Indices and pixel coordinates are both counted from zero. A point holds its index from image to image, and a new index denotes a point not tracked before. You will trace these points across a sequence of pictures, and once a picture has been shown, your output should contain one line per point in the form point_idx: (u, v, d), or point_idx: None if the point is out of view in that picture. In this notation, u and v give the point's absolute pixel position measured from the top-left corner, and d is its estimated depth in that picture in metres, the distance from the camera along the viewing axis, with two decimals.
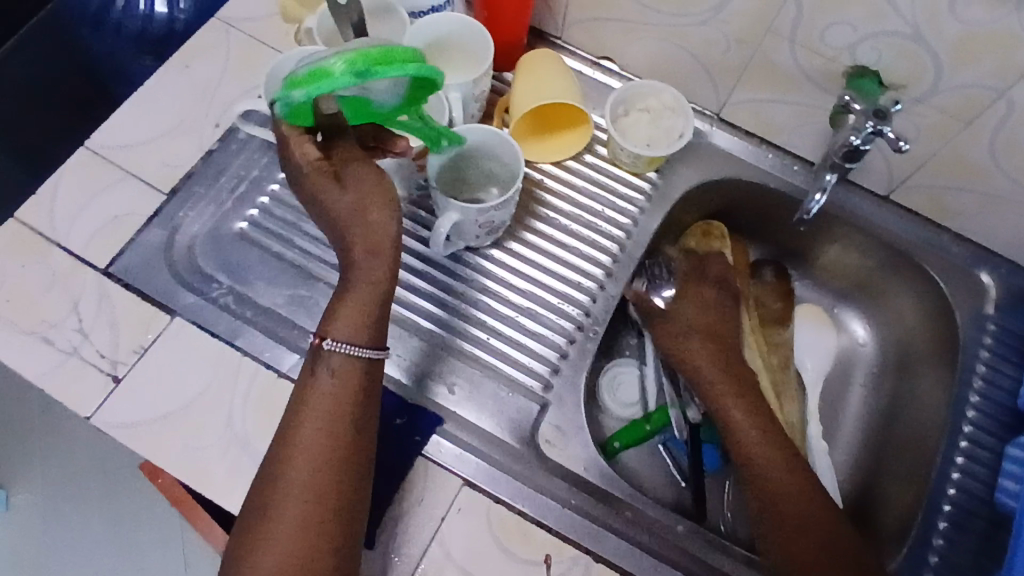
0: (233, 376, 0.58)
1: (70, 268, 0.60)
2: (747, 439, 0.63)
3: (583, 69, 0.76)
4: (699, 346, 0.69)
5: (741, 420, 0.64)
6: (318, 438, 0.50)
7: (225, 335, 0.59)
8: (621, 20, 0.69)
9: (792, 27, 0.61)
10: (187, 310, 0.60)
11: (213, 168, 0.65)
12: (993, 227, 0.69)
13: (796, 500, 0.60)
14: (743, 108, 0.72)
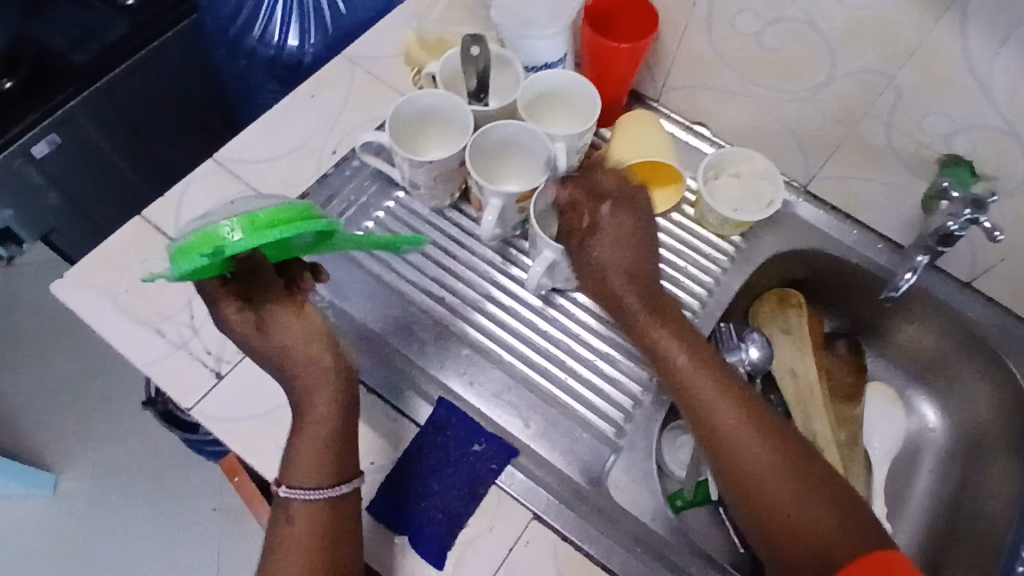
0: None
1: None
2: (725, 425, 0.56)
3: (677, 131, 0.78)
4: (673, 334, 0.60)
5: (723, 408, 0.56)
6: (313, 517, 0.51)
7: None
8: (720, 90, 0.72)
9: (890, 111, 0.63)
10: None
11: (326, 190, 0.69)
12: None
13: (784, 494, 0.53)
14: (832, 183, 0.73)
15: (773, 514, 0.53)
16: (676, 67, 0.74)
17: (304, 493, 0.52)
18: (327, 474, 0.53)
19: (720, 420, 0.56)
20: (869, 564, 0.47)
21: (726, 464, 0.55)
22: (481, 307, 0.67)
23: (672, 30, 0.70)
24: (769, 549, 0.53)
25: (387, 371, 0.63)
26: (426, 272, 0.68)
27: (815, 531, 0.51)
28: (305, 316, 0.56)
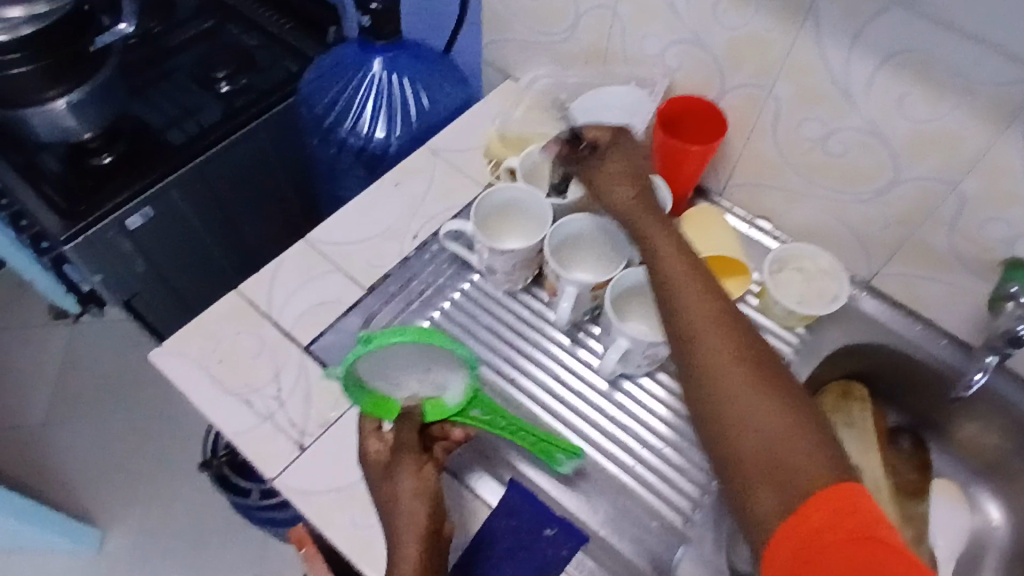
0: None
1: (278, 340, 0.68)
2: (702, 327, 0.54)
3: (740, 224, 0.81)
4: (675, 249, 0.60)
5: (717, 334, 0.53)
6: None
7: None
8: (782, 188, 0.76)
9: (953, 216, 0.65)
10: None
11: (407, 272, 0.73)
12: None
13: (760, 419, 0.49)
14: (894, 281, 0.75)
15: (738, 436, 0.49)
16: (740, 165, 0.78)
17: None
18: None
19: (710, 339, 0.53)
20: (835, 497, 0.43)
21: (709, 400, 0.51)
22: (550, 389, 0.69)
23: (740, 132, 0.74)
24: (753, 490, 0.47)
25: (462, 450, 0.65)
26: (497, 352, 0.70)
27: (788, 454, 0.47)
28: (423, 474, 0.57)
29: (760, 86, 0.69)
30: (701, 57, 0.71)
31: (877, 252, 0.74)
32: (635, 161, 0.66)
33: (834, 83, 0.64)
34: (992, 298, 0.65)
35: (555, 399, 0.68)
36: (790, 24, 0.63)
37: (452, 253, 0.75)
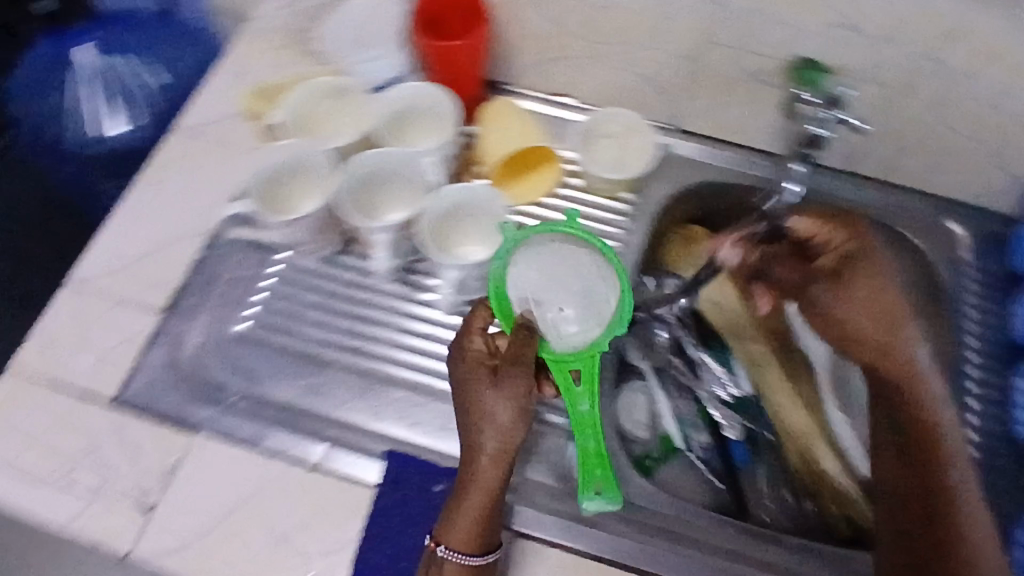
0: (267, 477, 0.57)
1: (81, 404, 0.59)
2: (920, 388, 0.57)
3: (538, 107, 0.76)
4: (867, 307, 0.58)
5: (928, 383, 0.57)
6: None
7: (249, 440, 0.58)
8: (568, 58, 0.72)
9: (732, 35, 0.65)
10: (206, 422, 0.59)
11: (205, 275, 0.65)
12: (952, 185, 0.70)
13: (915, 487, 0.55)
14: (702, 118, 0.73)
15: (927, 436, 0.56)
16: (519, 48, 0.73)
17: (461, 559, 0.50)
18: (478, 544, 0.51)
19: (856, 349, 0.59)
20: None
21: (901, 406, 0.57)
22: (400, 344, 0.64)
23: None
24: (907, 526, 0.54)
25: (322, 442, 0.58)
26: (331, 327, 0.64)
27: (929, 478, 0.55)
28: (522, 363, 0.55)
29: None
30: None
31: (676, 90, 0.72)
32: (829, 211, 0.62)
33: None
34: (789, 104, 0.63)
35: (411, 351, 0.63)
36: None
37: (246, 239, 0.67)
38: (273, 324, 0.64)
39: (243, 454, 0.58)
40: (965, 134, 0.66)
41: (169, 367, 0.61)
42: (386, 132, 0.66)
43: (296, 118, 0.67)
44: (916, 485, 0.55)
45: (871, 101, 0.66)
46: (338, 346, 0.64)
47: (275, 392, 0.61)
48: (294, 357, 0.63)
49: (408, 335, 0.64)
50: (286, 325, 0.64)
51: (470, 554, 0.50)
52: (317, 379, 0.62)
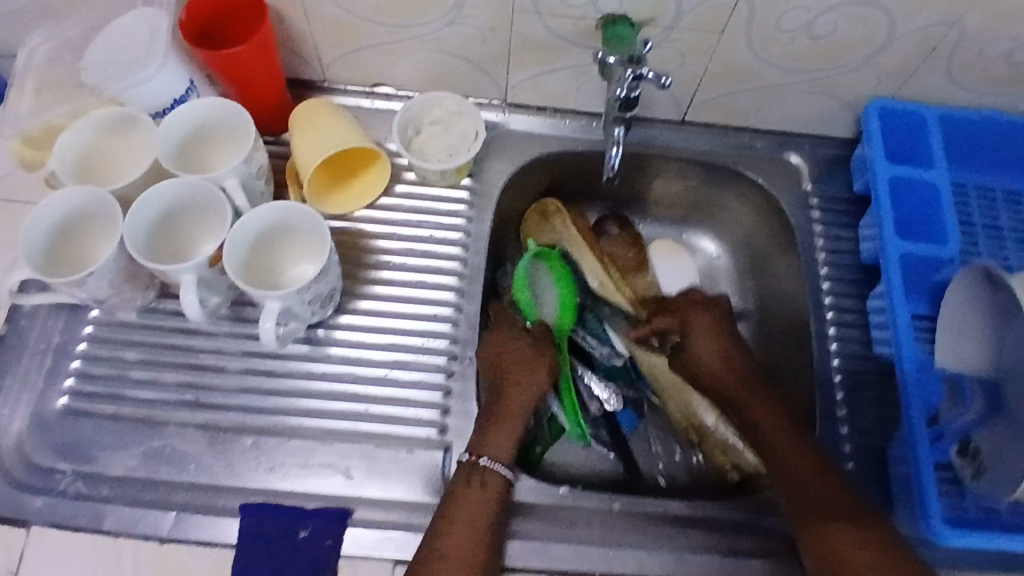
0: (325, 512, 0.61)
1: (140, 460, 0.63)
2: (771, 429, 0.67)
3: (538, 124, 0.79)
4: (719, 363, 0.74)
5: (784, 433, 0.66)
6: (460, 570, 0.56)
7: (300, 483, 0.62)
8: (567, 67, 0.72)
9: (748, 22, 0.65)
10: (258, 470, 0.63)
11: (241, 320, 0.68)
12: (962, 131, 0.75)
13: (806, 491, 0.62)
14: (709, 107, 0.77)
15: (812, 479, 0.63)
16: (515, 62, 0.72)
17: (499, 468, 0.62)
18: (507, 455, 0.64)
19: (708, 373, 0.74)
20: None
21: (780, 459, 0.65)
22: (430, 367, 0.68)
23: (502, 33, 0.68)
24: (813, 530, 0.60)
25: (370, 476, 0.63)
26: (362, 361, 0.68)
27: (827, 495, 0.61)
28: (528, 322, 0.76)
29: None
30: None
31: (672, 91, 0.75)
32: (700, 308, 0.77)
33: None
34: None
35: (442, 375, 0.68)
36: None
37: None
38: (302, 352, 0.67)
39: (302, 482, 0.63)
40: (965, 87, 0.72)
41: (213, 417, 0.65)
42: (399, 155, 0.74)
43: (306, 132, 0.68)
44: (798, 467, 0.64)
45: (833, 104, 0.75)
46: (373, 377, 0.67)
47: (315, 421, 0.65)
48: (324, 382, 0.67)
49: (438, 361, 0.68)
50: (319, 354, 0.68)
51: (498, 475, 0.62)
52: (357, 407, 0.66)
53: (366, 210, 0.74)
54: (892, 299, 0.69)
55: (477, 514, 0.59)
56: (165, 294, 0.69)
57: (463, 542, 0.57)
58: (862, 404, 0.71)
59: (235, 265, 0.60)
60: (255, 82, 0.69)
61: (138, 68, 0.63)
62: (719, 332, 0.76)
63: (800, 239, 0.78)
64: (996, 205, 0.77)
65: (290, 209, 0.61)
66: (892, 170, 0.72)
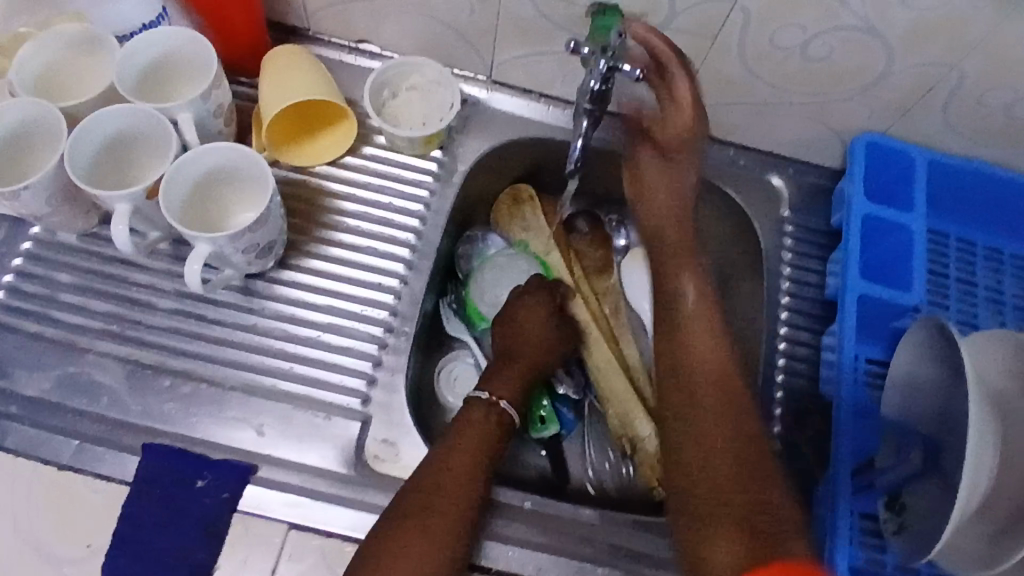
0: (229, 465, 0.60)
1: (53, 384, 0.62)
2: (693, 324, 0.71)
3: (519, 106, 0.76)
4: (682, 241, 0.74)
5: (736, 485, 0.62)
6: (464, 480, 0.59)
7: (210, 432, 0.61)
8: (554, 52, 0.70)
9: (742, 32, 0.63)
10: (170, 412, 0.62)
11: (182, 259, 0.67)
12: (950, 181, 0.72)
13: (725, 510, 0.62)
14: None
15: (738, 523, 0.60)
16: (502, 39, 0.70)
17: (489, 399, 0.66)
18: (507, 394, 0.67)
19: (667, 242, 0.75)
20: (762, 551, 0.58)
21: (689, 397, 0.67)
22: (364, 336, 0.66)
23: (489, 6, 0.66)
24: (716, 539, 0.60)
25: (283, 438, 0.62)
26: (295, 318, 0.66)
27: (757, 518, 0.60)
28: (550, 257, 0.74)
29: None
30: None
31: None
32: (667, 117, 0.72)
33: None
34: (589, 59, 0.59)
35: (375, 346, 0.66)
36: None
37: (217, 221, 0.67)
38: (236, 301, 0.66)
39: (214, 431, 0.62)
40: (962, 136, 0.70)
41: (133, 353, 0.64)
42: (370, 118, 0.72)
43: (273, 82, 0.67)
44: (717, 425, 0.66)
45: (823, 131, 0.73)
46: (303, 337, 0.66)
47: (238, 374, 0.64)
48: (253, 335, 0.65)
49: (373, 330, 0.67)
50: (254, 306, 0.66)
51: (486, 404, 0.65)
52: (283, 365, 0.64)
53: (328, 167, 0.72)
54: (843, 338, 0.68)
55: (483, 436, 0.63)
56: (107, 221, 0.67)
57: (469, 457, 0.61)
58: (799, 442, 0.70)
59: (173, 202, 0.59)
60: (230, 17, 0.67)
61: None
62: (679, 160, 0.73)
63: (769, 267, 0.76)
64: (974, 261, 0.75)
65: (236, 151, 0.60)
66: (869, 208, 0.70)
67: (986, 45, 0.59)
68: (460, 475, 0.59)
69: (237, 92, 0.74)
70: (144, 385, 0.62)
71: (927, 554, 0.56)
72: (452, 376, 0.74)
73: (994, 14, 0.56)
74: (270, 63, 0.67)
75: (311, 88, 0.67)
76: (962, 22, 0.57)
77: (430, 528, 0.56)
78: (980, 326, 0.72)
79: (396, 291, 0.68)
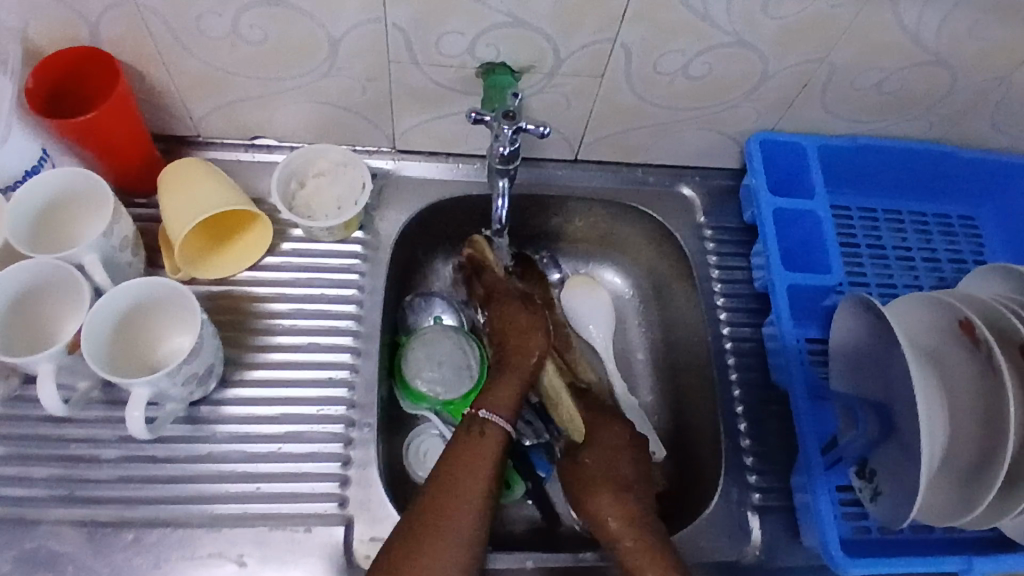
0: None
1: (7, 568, 0.58)
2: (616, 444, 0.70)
3: (428, 169, 0.77)
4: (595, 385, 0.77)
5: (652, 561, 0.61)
6: (467, 505, 0.58)
7: (189, 575, 0.59)
8: (453, 114, 0.71)
9: (627, 66, 0.66)
10: (140, 567, 0.59)
11: (119, 401, 0.64)
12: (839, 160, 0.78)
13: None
14: (601, 145, 0.77)
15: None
16: (398, 112, 0.70)
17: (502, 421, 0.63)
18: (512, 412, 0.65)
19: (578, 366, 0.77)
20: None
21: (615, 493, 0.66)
22: (327, 437, 0.65)
23: (381, 83, 0.66)
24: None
25: (266, 562, 0.59)
26: (250, 435, 0.64)
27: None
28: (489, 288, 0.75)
29: (374, 23, 0.60)
30: (288, 18, 0.59)
31: (561, 132, 0.75)
32: (576, 203, 0.80)
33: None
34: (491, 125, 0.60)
35: (340, 444, 0.65)
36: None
37: None
38: (186, 433, 0.63)
39: (192, 574, 0.59)
40: (842, 117, 0.75)
41: (86, 512, 0.60)
42: (282, 213, 0.71)
43: (173, 195, 0.65)
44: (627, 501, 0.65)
45: (719, 137, 0.77)
46: (263, 453, 0.63)
47: (204, 507, 0.61)
48: (211, 463, 0.62)
49: (332, 426, 0.65)
50: (205, 433, 0.63)
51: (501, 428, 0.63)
52: (249, 487, 0.62)
53: (250, 272, 0.70)
54: (785, 328, 0.71)
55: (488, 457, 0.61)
56: (29, 378, 0.64)
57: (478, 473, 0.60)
58: (767, 433, 0.73)
59: (99, 352, 0.56)
60: (117, 142, 0.64)
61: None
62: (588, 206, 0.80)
63: (698, 274, 0.79)
64: (878, 224, 0.81)
65: (154, 283, 0.58)
66: (777, 202, 0.74)
67: (846, 37, 0.64)
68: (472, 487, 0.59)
69: (137, 214, 0.71)
70: (107, 545, 0.59)
71: (905, 517, 0.60)
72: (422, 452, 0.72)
73: (847, 8, 0.61)
74: (168, 178, 0.65)
75: (217, 194, 0.65)
76: (819, 22, 0.62)
77: (438, 556, 0.55)
78: (897, 285, 0.77)
79: (349, 382, 0.67)
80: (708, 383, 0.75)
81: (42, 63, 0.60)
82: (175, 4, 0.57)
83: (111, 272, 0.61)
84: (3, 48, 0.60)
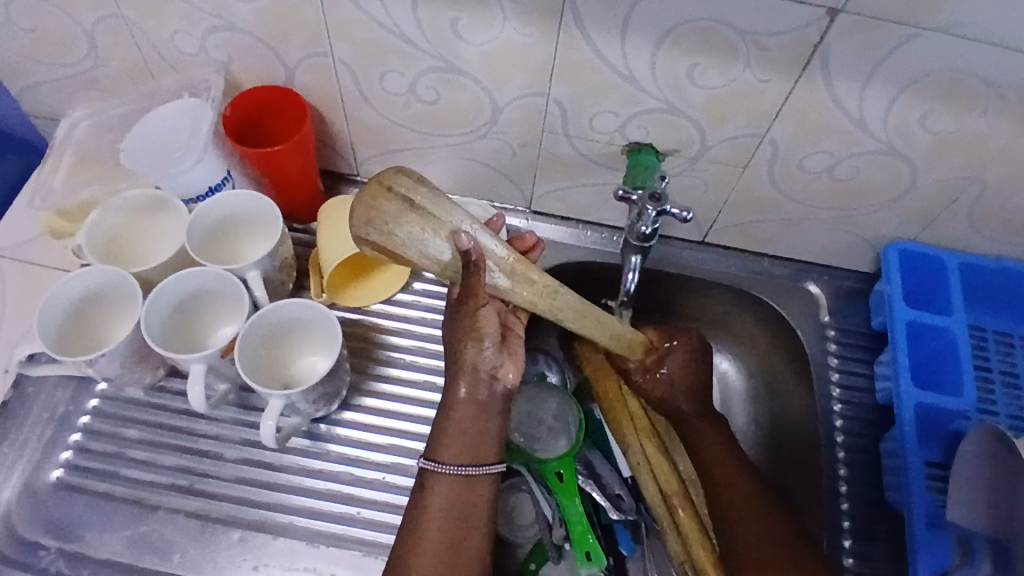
0: None
1: (125, 544, 0.63)
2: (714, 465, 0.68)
3: (558, 231, 0.80)
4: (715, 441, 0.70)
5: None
6: (451, 538, 0.57)
7: None
8: (592, 184, 0.74)
9: (770, 162, 0.67)
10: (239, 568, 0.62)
11: (246, 406, 0.69)
12: (979, 279, 0.75)
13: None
14: (730, 231, 0.78)
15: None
16: (541, 177, 0.74)
17: (457, 471, 0.59)
18: (470, 455, 0.60)
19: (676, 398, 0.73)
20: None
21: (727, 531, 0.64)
22: None
23: (530, 149, 0.70)
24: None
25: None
26: (357, 459, 0.67)
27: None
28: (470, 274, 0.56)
29: (535, 96, 0.64)
30: (458, 81, 0.64)
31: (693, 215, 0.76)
32: (697, 284, 0.81)
33: (616, 74, 0.61)
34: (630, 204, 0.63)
35: None
36: (548, 27, 0.57)
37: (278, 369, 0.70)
38: (303, 446, 0.67)
39: None
40: (990, 237, 0.72)
41: (203, 504, 0.65)
42: None
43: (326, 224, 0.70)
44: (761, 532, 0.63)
45: (855, 240, 0.76)
46: (368, 479, 0.66)
47: (307, 521, 0.64)
48: (319, 481, 0.66)
49: None
50: (320, 450, 0.67)
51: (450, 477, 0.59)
52: (350, 510, 0.65)
53: (382, 305, 0.75)
54: (905, 448, 0.68)
55: (460, 504, 0.59)
56: (174, 373, 0.70)
57: (453, 509, 0.58)
58: (873, 554, 0.69)
59: (247, 355, 0.62)
60: (289, 176, 0.71)
61: (179, 158, 0.66)
62: (707, 287, 0.81)
63: (816, 375, 0.77)
64: (1014, 351, 0.76)
65: (310, 312, 0.64)
66: (908, 313, 0.72)
67: (1003, 160, 0.63)
68: (452, 520, 0.58)
69: (293, 239, 0.77)
70: (214, 539, 0.63)
71: None
72: (513, 510, 0.73)
73: (1010, 130, 0.60)
74: (327, 208, 0.71)
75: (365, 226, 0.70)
76: (978, 141, 0.61)
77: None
78: None
79: None
80: (815, 489, 0.72)
81: (240, 98, 0.68)
82: (364, 61, 0.63)
83: (267, 288, 0.67)
84: (211, 82, 0.69)
